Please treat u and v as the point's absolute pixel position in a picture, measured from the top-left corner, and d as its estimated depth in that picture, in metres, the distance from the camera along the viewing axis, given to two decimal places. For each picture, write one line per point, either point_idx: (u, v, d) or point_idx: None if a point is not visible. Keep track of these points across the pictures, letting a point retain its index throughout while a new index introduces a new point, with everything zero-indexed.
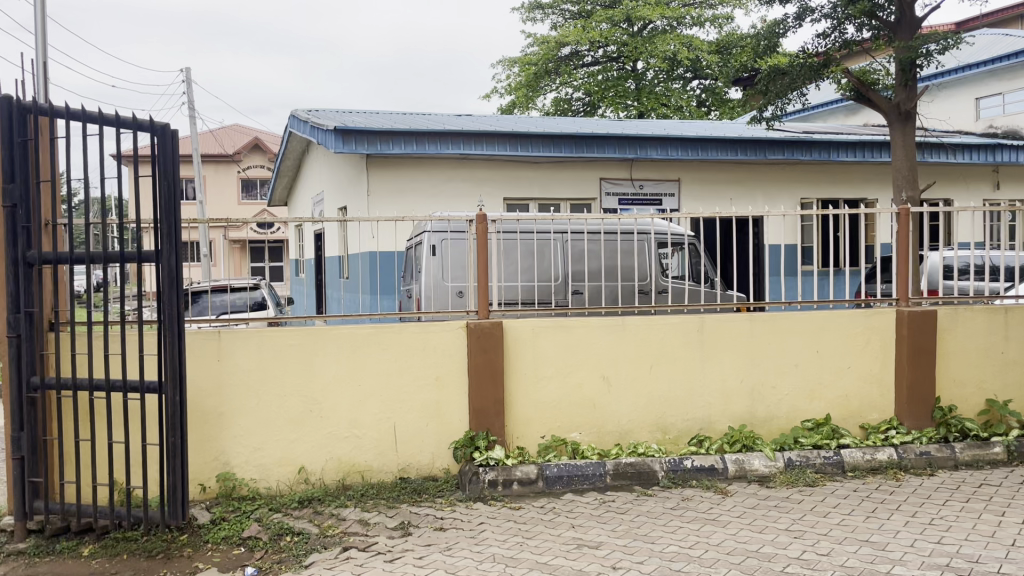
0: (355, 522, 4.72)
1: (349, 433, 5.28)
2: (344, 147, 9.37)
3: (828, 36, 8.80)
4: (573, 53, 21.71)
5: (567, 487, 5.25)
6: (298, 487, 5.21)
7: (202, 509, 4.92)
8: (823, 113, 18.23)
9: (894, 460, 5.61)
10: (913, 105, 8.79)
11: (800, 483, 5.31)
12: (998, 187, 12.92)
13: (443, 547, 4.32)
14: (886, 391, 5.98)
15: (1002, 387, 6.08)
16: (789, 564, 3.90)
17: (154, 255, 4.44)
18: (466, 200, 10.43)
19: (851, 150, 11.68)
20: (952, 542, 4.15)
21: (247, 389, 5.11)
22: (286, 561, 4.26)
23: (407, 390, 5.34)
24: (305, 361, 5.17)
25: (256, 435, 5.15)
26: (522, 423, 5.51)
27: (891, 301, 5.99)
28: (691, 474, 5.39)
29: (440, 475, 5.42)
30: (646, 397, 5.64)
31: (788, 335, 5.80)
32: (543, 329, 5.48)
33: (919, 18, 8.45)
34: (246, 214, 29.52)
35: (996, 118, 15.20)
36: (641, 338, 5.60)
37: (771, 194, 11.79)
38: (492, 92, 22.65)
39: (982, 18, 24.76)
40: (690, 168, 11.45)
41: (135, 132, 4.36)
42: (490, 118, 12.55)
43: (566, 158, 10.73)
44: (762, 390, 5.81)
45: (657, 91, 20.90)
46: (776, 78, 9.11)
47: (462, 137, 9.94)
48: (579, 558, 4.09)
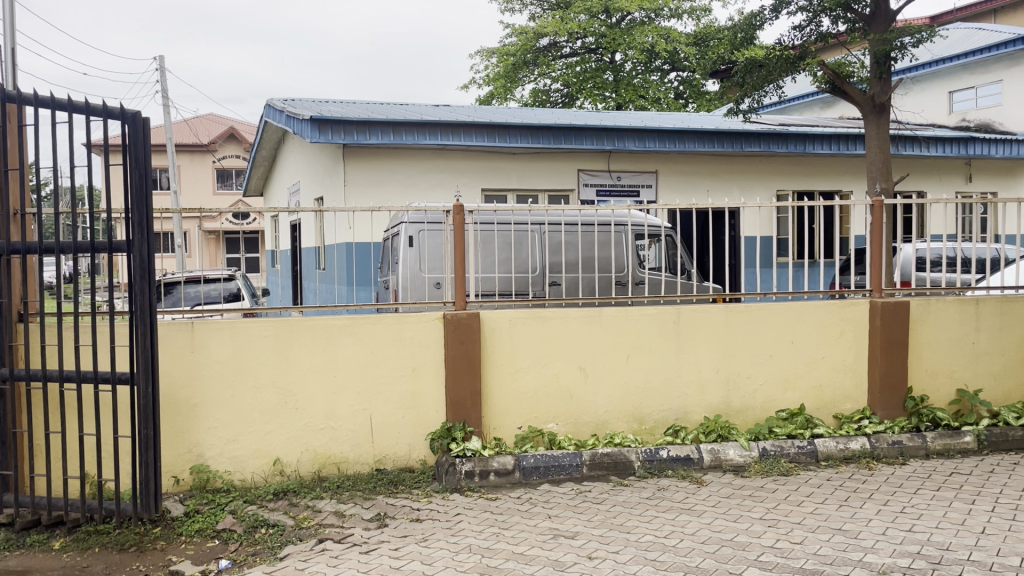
0: (330, 514, 4.69)
1: (325, 424, 5.25)
2: (320, 137, 9.30)
3: (804, 29, 8.82)
4: (551, 45, 21.67)
5: (543, 477, 5.26)
6: (273, 479, 5.18)
7: (176, 501, 4.88)
8: (799, 107, 18.35)
9: (867, 449, 5.67)
10: (887, 97, 8.83)
11: (773, 473, 5.35)
12: (969, 180, 13.09)
13: (419, 539, 4.30)
14: (860, 380, 6.03)
15: (973, 377, 6.16)
16: (763, 552, 3.94)
17: (126, 245, 4.36)
18: (444, 191, 10.39)
19: (826, 142, 11.73)
20: (923, 530, 4.19)
21: (221, 380, 5.06)
22: (260, 553, 4.23)
23: (383, 381, 5.32)
24: (280, 351, 5.13)
25: (230, 427, 5.10)
26: (499, 413, 5.50)
27: (865, 292, 6.03)
28: (667, 465, 5.41)
29: (417, 467, 5.42)
30: (623, 387, 5.66)
31: (762, 326, 5.84)
32: (520, 319, 5.47)
33: (894, 11, 8.48)
34: (221, 204, 29.30)
35: (969, 112, 15.33)
36: (618, 328, 5.61)
37: (747, 186, 11.87)
38: (471, 83, 22.57)
39: (955, 13, 25.13)
40: (668, 159, 11.47)
41: (106, 119, 4.28)
42: (467, 109, 12.51)
43: (544, 149, 10.73)
44: (737, 379, 5.85)
45: (635, 82, 21.00)
46: (752, 70, 9.12)
47: (440, 127, 9.88)
48: (555, 548, 4.10)
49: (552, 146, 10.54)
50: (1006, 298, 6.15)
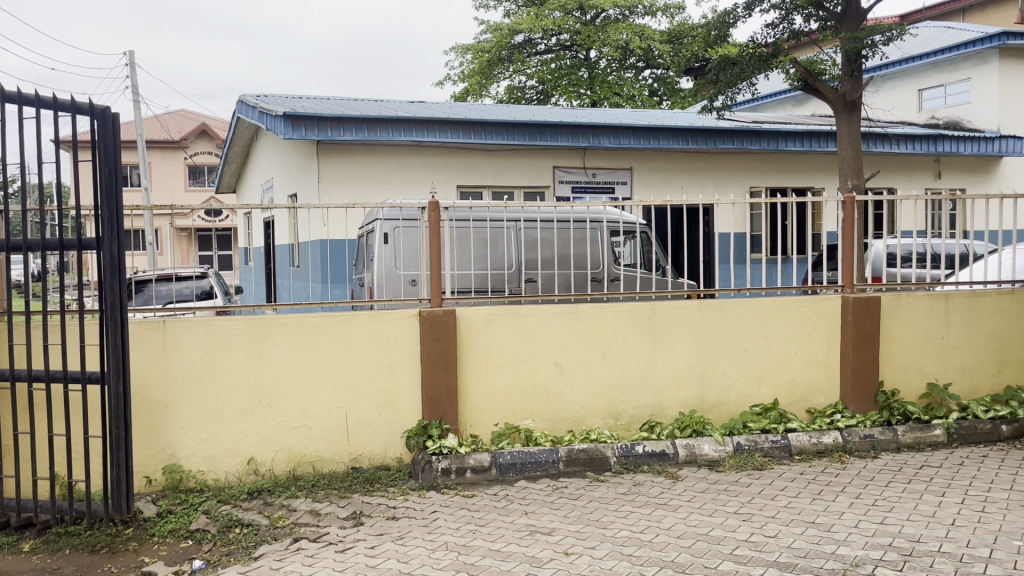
0: (305, 513, 4.66)
1: (299, 423, 5.21)
2: (293, 133, 9.24)
3: (777, 27, 8.93)
4: (526, 41, 21.64)
5: (520, 473, 5.26)
6: (247, 478, 5.13)
7: (148, 502, 4.82)
8: (772, 104, 18.50)
9: (839, 443, 5.74)
10: (858, 95, 8.90)
11: (747, 467, 5.40)
12: (938, 176, 13.28)
13: (395, 537, 4.29)
14: (832, 375, 6.09)
15: (943, 371, 6.25)
16: (737, 546, 3.96)
17: (96, 242, 4.30)
18: (419, 188, 10.35)
19: (798, 140, 11.84)
20: (894, 523, 4.24)
21: (193, 380, 5.01)
22: (234, 553, 4.19)
23: (358, 379, 5.29)
24: (254, 349, 5.09)
25: (203, 426, 5.05)
26: (474, 411, 5.49)
27: (837, 287, 6.12)
28: (642, 460, 5.44)
29: (393, 465, 5.40)
30: (599, 382, 5.69)
31: (736, 321, 5.88)
32: (496, 316, 5.46)
33: (865, 8, 8.54)
34: (193, 201, 28.97)
35: (938, 109, 15.54)
36: (593, 324, 5.63)
37: (721, 182, 11.95)
38: (446, 80, 22.50)
39: (925, 10, 25.46)
40: (643, 156, 11.51)
41: (74, 115, 4.21)
42: (442, 105, 12.48)
43: (519, 146, 10.72)
44: (711, 374, 5.89)
45: (610, 79, 21.04)
46: (725, 69, 9.14)
47: (415, 123, 9.84)
48: (531, 544, 4.10)
49: (527, 143, 10.54)
50: (975, 293, 6.25)
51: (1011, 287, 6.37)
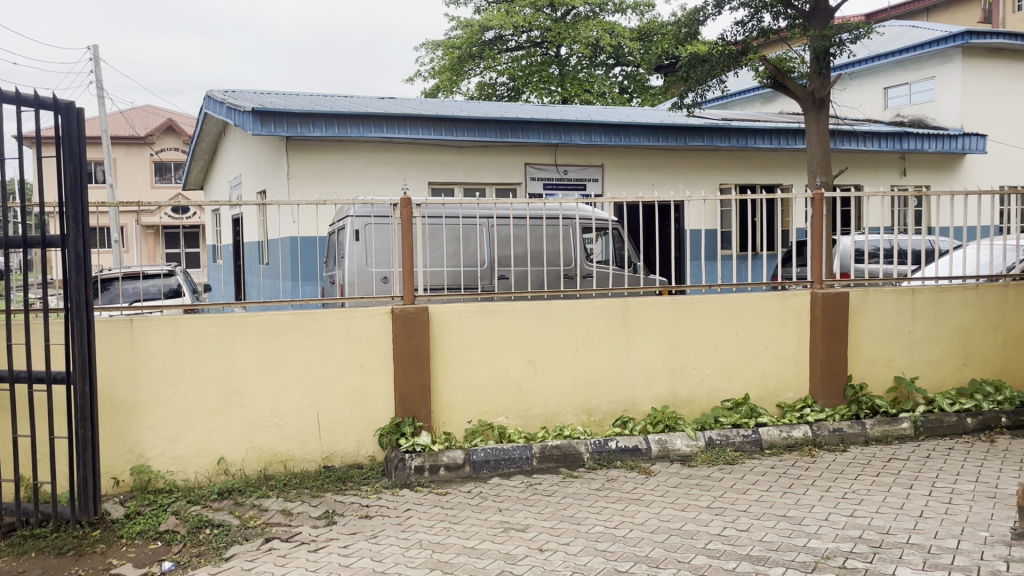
0: (277, 513, 4.61)
1: (270, 421, 5.16)
2: (262, 129, 9.13)
3: (746, 24, 8.97)
4: (497, 38, 21.60)
5: (493, 470, 5.26)
6: (217, 478, 5.07)
7: (116, 503, 4.73)
8: (740, 101, 18.66)
9: (809, 437, 5.79)
10: (827, 93, 9.00)
11: (719, 462, 5.44)
12: (904, 173, 13.46)
13: (368, 535, 4.26)
14: (802, 369, 6.16)
15: (910, 365, 6.35)
16: (710, 541, 3.99)
17: (60, 240, 4.22)
18: (391, 184, 10.30)
19: (766, 137, 11.95)
20: (864, 515, 4.30)
21: (162, 379, 4.94)
22: (205, 554, 4.14)
23: (330, 377, 5.25)
24: (223, 347, 5.03)
25: (172, 426, 4.97)
26: (447, 408, 5.47)
27: (807, 284, 6.16)
28: (615, 455, 5.46)
29: (365, 463, 5.36)
30: (572, 378, 5.70)
31: (708, 317, 5.92)
32: (469, 313, 5.45)
33: (833, 7, 8.63)
34: (159, 198, 28.57)
35: (903, 107, 15.78)
36: (567, 320, 5.64)
37: (691, 179, 12.03)
38: (416, 76, 22.39)
39: (890, 10, 25.87)
40: (614, 153, 11.54)
41: (37, 110, 4.12)
42: (412, 102, 12.43)
43: (490, 143, 10.71)
44: (684, 370, 5.92)
45: (581, 76, 21.09)
46: (695, 66, 9.17)
47: (385, 120, 9.77)
48: (505, 541, 4.10)
49: (499, 140, 10.54)
50: (941, 288, 6.36)
51: (975, 282, 6.49)
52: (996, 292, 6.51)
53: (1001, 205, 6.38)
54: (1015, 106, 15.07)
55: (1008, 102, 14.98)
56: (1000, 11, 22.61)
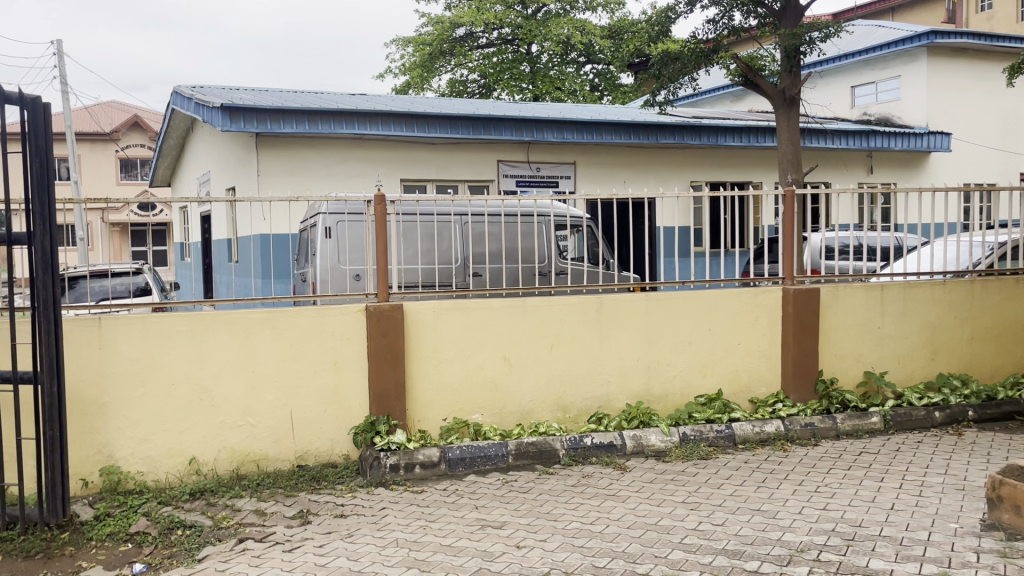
0: (250, 513, 4.56)
1: (243, 421, 5.10)
2: (231, 125, 9.01)
3: (717, 23, 9.03)
4: (467, 35, 21.57)
5: (469, 468, 5.24)
6: (189, 479, 5.00)
7: (85, 505, 4.65)
8: (711, 100, 18.80)
9: (781, 432, 5.86)
10: (797, 91, 9.10)
11: (693, 457, 5.47)
12: (871, 171, 13.65)
13: (344, 534, 4.23)
14: (773, 365, 6.22)
15: (879, 360, 6.44)
16: (686, 535, 4.02)
17: (27, 237, 4.13)
18: (363, 181, 10.24)
19: (736, 135, 12.05)
20: (836, 508, 4.35)
21: (131, 378, 4.86)
22: (177, 556, 4.08)
23: (303, 375, 5.20)
24: (194, 346, 4.96)
25: (142, 426, 4.90)
26: (422, 406, 5.45)
27: (778, 280, 6.22)
28: (591, 452, 5.47)
29: (339, 462, 5.32)
30: (547, 375, 5.70)
31: (681, 313, 5.96)
32: (443, 310, 5.43)
33: (803, 5, 8.73)
34: (125, 195, 28.15)
35: (870, 106, 16.00)
36: (542, 316, 5.64)
37: (662, 176, 12.09)
38: (387, 73, 22.27)
39: (856, 9, 26.25)
40: (586, 151, 11.57)
41: (3, 104, 4.03)
42: (384, 98, 12.37)
43: (463, 140, 10.68)
44: (658, 366, 5.95)
45: (552, 74, 21.12)
46: (667, 63, 9.23)
47: (357, 116, 9.71)
48: (482, 538, 4.09)
49: (471, 137, 10.52)
50: (909, 284, 6.46)
51: (942, 278, 6.60)
52: (963, 287, 6.63)
53: (966, 202, 6.48)
54: (979, 105, 15.33)
55: (972, 102, 15.24)
56: (963, 11, 23.04)
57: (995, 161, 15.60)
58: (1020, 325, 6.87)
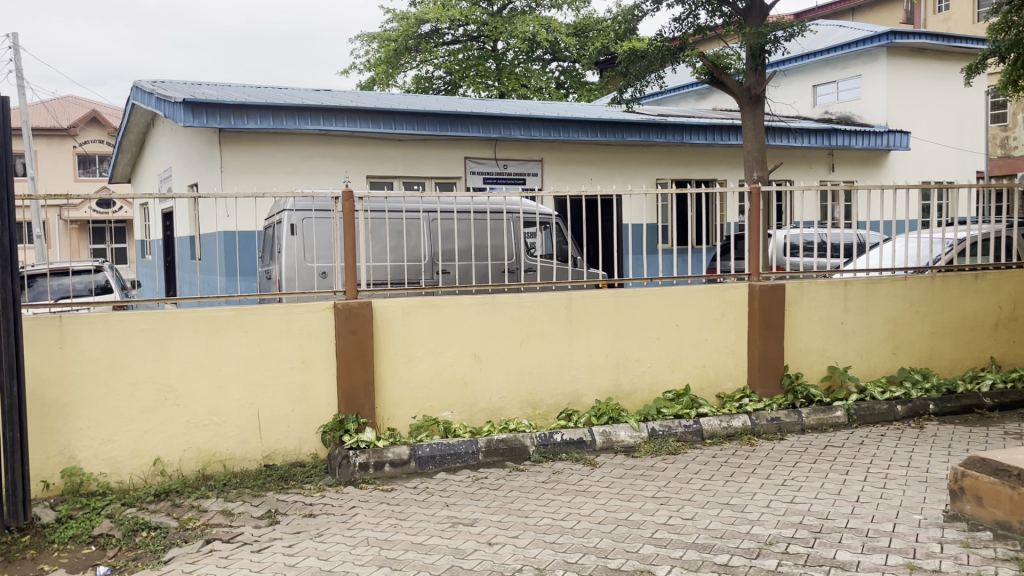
0: (217, 513, 4.50)
1: (209, 420, 5.02)
2: (194, 121, 8.88)
3: (682, 21, 9.10)
4: (433, 31, 21.49)
5: (439, 466, 5.23)
6: (153, 480, 4.92)
7: (46, 507, 4.55)
8: (676, 98, 18.95)
9: (748, 426, 5.92)
10: (762, 89, 9.20)
11: (662, 452, 5.51)
12: (832, 169, 13.87)
13: (313, 534, 4.19)
14: (740, 361, 6.29)
15: (843, 355, 6.54)
16: (657, 530, 4.04)
17: None
18: (329, 177, 10.16)
19: (701, 133, 12.15)
20: (803, 501, 4.41)
21: (94, 378, 4.76)
22: (142, 558, 4.01)
23: (270, 374, 5.14)
24: (158, 344, 4.88)
25: (105, 426, 4.80)
26: (392, 404, 5.41)
27: (744, 277, 6.30)
28: (561, 448, 5.49)
29: (307, 461, 5.27)
30: (516, 372, 5.70)
31: (649, 309, 5.99)
32: (412, 307, 5.41)
33: (768, 5, 8.83)
34: (83, 192, 27.59)
35: (831, 105, 16.26)
36: (512, 313, 5.64)
37: (629, 174, 12.16)
38: (352, 68, 22.10)
39: (817, 10, 26.66)
40: (553, 148, 11.59)
41: None
42: (349, 94, 12.28)
43: (429, 137, 10.63)
44: (626, 362, 5.98)
45: (517, 71, 21.12)
46: (634, 61, 9.29)
47: (322, 112, 9.62)
48: (454, 536, 4.08)
49: (438, 134, 10.46)
50: (872, 280, 6.57)
51: (904, 274, 6.73)
52: (923, 283, 6.76)
53: (927, 199, 6.60)
54: (937, 105, 15.62)
55: (930, 101, 15.53)
56: (920, 12, 23.51)
57: (954, 160, 15.89)
58: (978, 320, 7.02)
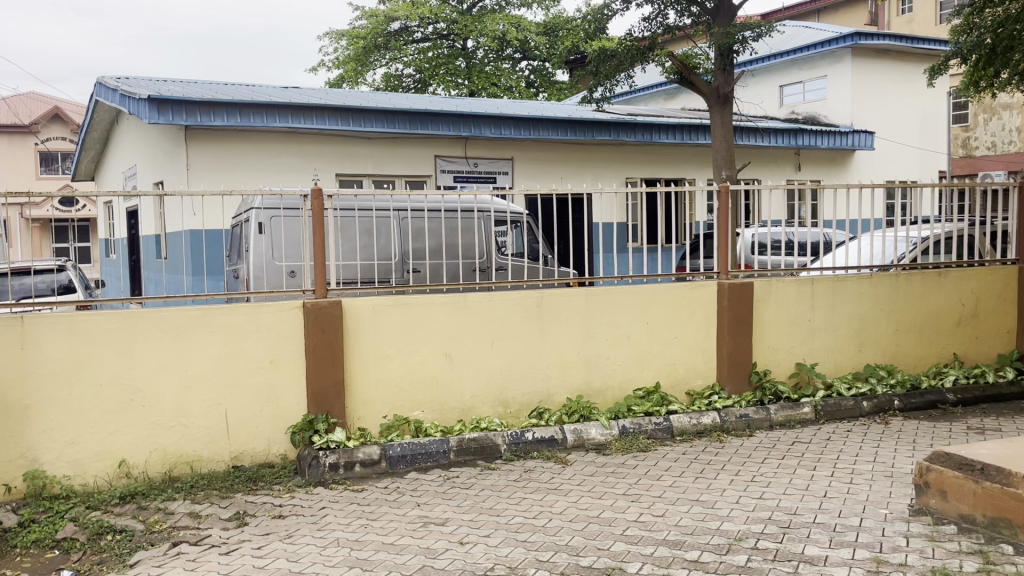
0: (184, 515, 4.44)
1: (175, 421, 4.96)
2: (159, 118, 8.75)
3: (652, 21, 9.14)
4: (402, 29, 21.40)
5: (410, 465, 5.20)
6: (119, 482, 4.84)
7: (8, 512, 4.46)
8: (645, 97, 19.06)
9: (717, 423, 5.97)
10: (730, 89, 9.28)
11: (633, 449, 5.54)
12: (799, 169, 14.05)
13: (283, 535, 4.15)
14: (709, 358, 6.34)
15: (810, 352, 6.62)
16: (628, 527, 4.06)
17: None
18: (298, 175, 10.08)
19: (671, 132, 12.23)
20: (771, 497, 4.46)
21: (57, 380, 4.67)
22: (107, 562, 3.94)
23: (238, 375, 5.08)
24: (123, 345, 4.80)
25: (69, 428, 4.72)
26: (362, 403, 5.38)
27: (713, 275, 6.35)
28: (532, 446, 5.50)
29: (277, 462, 5.22)
30: (487, 370, 5.69)
31: (619, 307, 6.02)
32: (383, 306, 5.38)
33: (736, 5, 8.90)
34: (44, 190, 27.06)
35: (798, 105, 16.47)
36: (483, 312, 5.63)
37: (599, 173, 12.21)
38: (321, 66, 21.92)
39: (784, 11, 26.94)
40: (523, 146, 11.60)
41: None
42: (318, 92, 12.19)
43: (399, 135, 10.58)
44: (597, 360, 6.00)
45: (487, 69, 21.09)
46: (604, 60, 9.32)
47: (290, 109, 9.52)
48: (425, 536, 4.06)
49: (408, 131, 10.41)
50: (838, 278, 6.65)
51: (869, 272, 6.81)
52: (888, 280, 6.86)
53: (891, 198, 6.70)
54: (901, 105, 15.86)
55: (894, 102, 15.76)
56: (884, 14, 23.87)
57: (918, 159, 16.13)
58: (941, 316, 7.15)
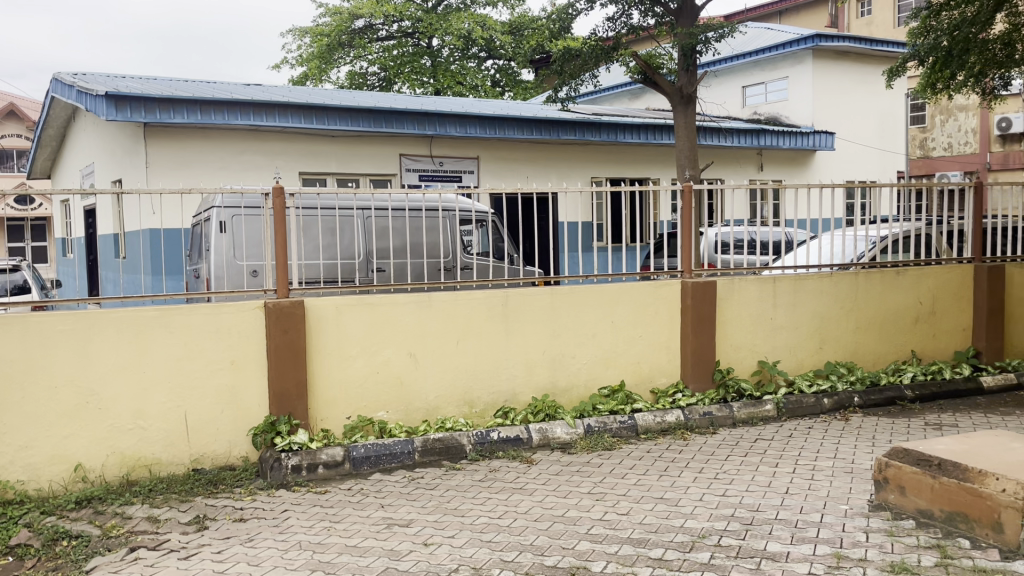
0: (143, 520, 4.35)
1: (133, 424, 4.86)
2: (117, 115, 8.59)
3: (615, 21, 9.15)
4: (367, 27, 21.23)
5: (374, 466, 5.16)
6: (74, 487, 4.73)
7: None
8: (610, 97, 19.14)
9: (681, 421, 6.01)
10: (694, 89, 9.34)
11: (598, 448, 5.55)
12: (761, 169, 14.22)
13: (244, 539, 4.09)
14: (674, 356, 6.38)
15: (772, 349, 6.69)
16: (592, 526, 4.06)
17: None
18: (260, 174, 9.96)
19: (635, 132, 12.28)
20: (735, 494, 4.49)
21: (9, 382, 4.56)
22: (62, 568, 3.85)
23: (198, 376, 5.00)
24: (79, 346, 4.69)
25: (22, 432, 4.61)
26: (325, 404, 5.32)
27: (677, 273, 6.39)
28: (497, 446, 5.49)
29: (238, 464, 5.14)
30: (452, 370, 5.66)
31: (584, 306, 6.03)
32: (346, 306, 5.32)
33: (699, 6, 8.96)
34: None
35: (759, 106, 16.66)
36: (448, 312, 5.60)
37: (564, 172, 12.23)
38: (284, 63, 21.67)
39: (747, 12, 27.22)
40: (489, 145, 11.57)
41: None
42: (281, 89, 12.04)
43: (363, 133, 10.50)
44: (562, 359, 6.00)
45: (453, 68, 21.00)
46: (568, 60, 9.34)
47: (251, 107, 9.40)
48: (389, 537, 4.03)
49: (371, 130, 10.34)
50: (799, 276, 6.73)
51: (829, 270, 6.90)
52: (848, 278, 6.96)
53: (851, 198, 6.79)
54: (860, 106, 16.11)
55: (853, 103, 16.01)
56: (844, 17, 24.24)
57: (877, 159, 16.40)
58: (899, 313, 7.26)
